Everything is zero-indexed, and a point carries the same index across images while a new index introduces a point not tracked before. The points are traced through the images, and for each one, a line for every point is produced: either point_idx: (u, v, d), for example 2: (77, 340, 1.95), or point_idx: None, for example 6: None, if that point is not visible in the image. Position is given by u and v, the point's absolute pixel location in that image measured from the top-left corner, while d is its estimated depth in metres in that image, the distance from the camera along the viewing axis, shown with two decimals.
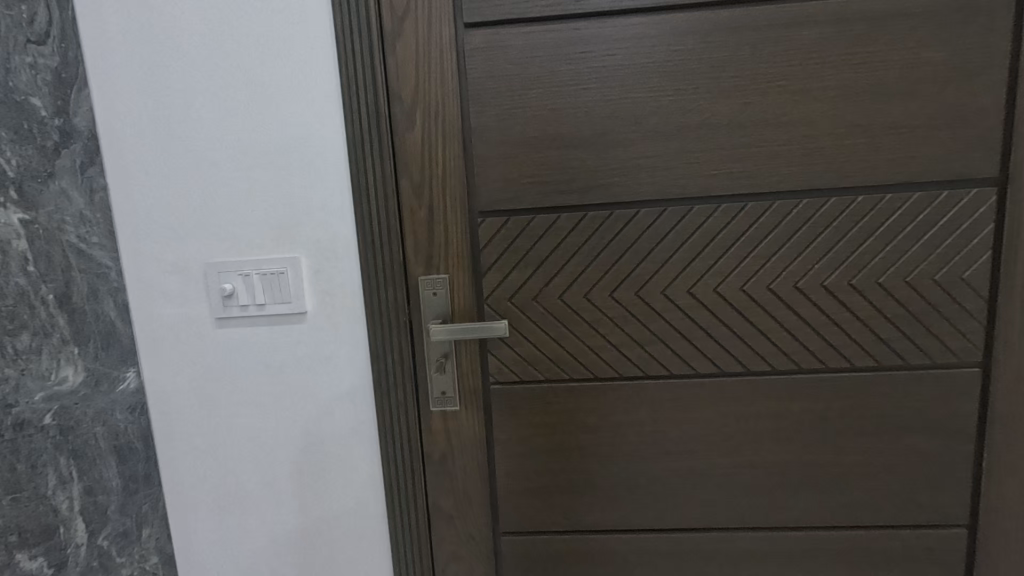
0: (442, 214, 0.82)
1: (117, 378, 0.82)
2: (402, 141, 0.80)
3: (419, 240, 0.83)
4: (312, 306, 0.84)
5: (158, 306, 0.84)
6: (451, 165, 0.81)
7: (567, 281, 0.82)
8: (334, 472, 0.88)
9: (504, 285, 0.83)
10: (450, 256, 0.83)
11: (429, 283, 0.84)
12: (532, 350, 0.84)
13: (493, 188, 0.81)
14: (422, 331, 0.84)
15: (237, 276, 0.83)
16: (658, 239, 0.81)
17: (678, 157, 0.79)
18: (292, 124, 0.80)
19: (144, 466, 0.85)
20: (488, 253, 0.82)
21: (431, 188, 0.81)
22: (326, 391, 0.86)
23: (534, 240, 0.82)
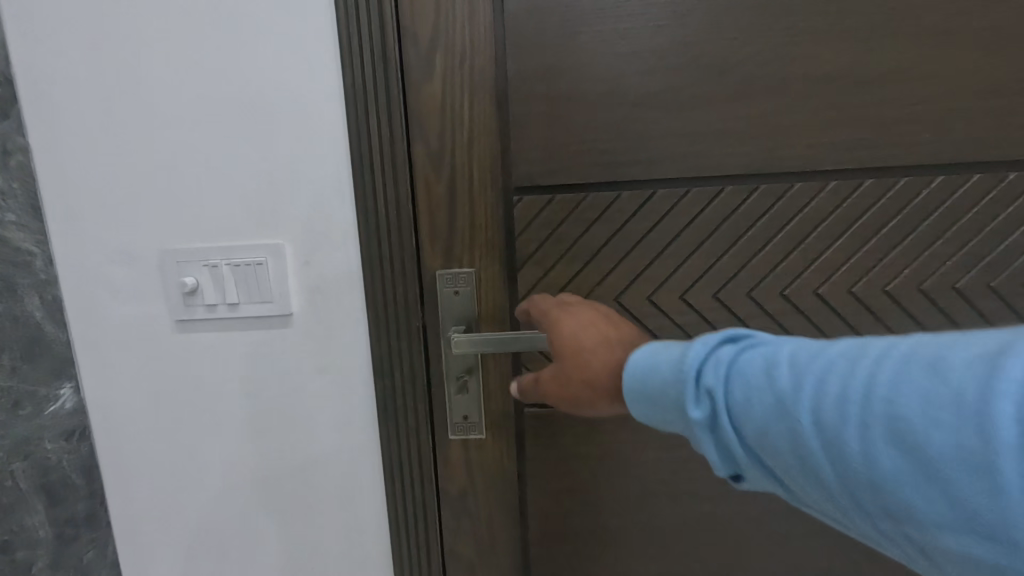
0: (467, 191, 0.63)
1: (47, 398, 0.63)
2: (416, 93, 0.61)
3: (437, 224, 0.64)
4: (299, 306, 0.65)
5: (101, 304, 0.66)
6: (480, 125, 0.62)
7: (626, 279, 0.64)
8: (327, 511, 0.71)
9: (544, 283, 0.65)
10: (477, 245, 0.64)
11: (450, 279, 0.65)
12: None
13: (533, 158, 0.63)
14: (440, 340, 0.66)
15: (201, 267, 0.64)
16: (747, 228, 0.62)
17: (775, 122, 0.61)
18: (271, 68, 0.61)
19: (86, 505, 0.67)
20: (524, 242, 0.64)
21: (452, 155, 0.62)
22: (317, 414, 0.68)
23: (585, 226, 0.64)
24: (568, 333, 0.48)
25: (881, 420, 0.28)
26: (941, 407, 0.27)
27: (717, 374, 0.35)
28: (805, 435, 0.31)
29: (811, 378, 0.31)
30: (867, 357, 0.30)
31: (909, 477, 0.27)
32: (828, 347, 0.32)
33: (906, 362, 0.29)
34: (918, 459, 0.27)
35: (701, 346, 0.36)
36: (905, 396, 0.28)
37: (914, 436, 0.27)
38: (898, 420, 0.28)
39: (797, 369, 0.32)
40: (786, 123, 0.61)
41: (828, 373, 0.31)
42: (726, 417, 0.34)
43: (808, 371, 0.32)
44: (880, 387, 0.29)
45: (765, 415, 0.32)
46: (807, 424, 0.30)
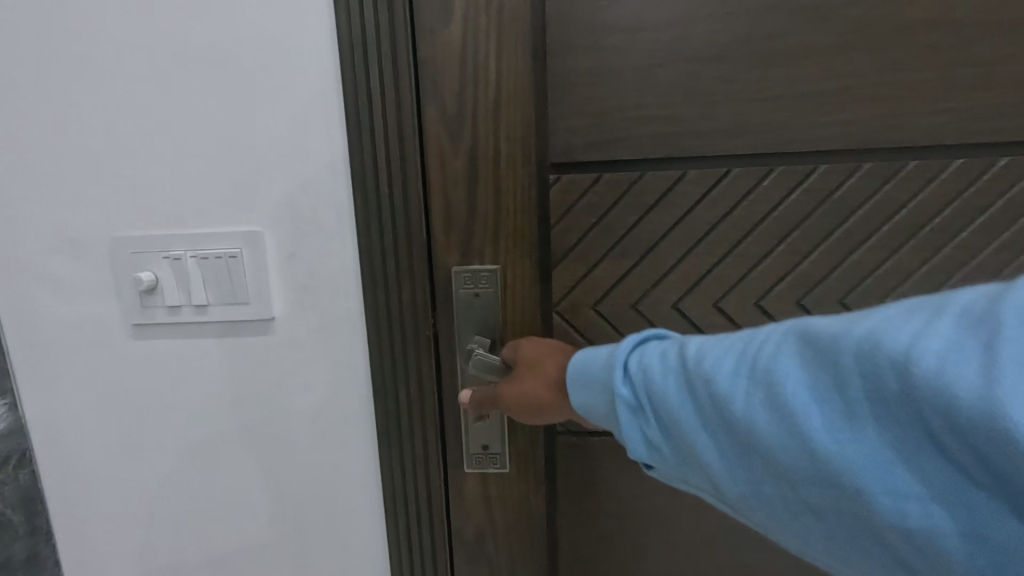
0: (492, 167, 0.51)
1: None
2: (428, 43, 0.49)
3: (453, 209, 0.51)
4: (284, 310, 0.53)
5: (41, 303, 0.54)
6: (510, 84, 0.49)
7: (689, 279, 0.53)
8: (317, 555, 0.59)
9: (586, 283, 0.54)
10: (503, 237, 0.52)
11: (469, 278, 0.53)
12: None
13: (574, 128, 0.51)
14: (455, 355, 0.54)
15: (162, 261, 0.52)
16: (838, 216, 0.52)
17: (876, 88, 0.49)
18: (245, 11, 0.48)
19: (26, 545, 0.56)
20: (564, 233, 0.53)
21: (474, 124, 0.50)
22: (305, 441, 0.56)
23: (640, 213, 0.52)
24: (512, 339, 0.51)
25: (764, 390, 0.28)
26: (815, 375, 0.27)
27: (635, 363, 0.34)
28: (693, 411, 0.31)
29: (705, 355, 0.31)
30: (756, 336, 0.30)
31: (783, 443, 0.28)
32: (728, 332, 0.32)
33: (787, 333, 0.29)
34: (790, 425, 0.27)
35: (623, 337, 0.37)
36: (782, 366, 0.28)
37: (785, 402, 0.27)
38: (773, 389, 0.28)
39: (694, 345, 0.32)
40: (889, 90, 0.49)
41: (715, 350, 0.31)
42: (642, 401, 0.33)
43: (702, 348, 0.32)
44: (773, 364, 0.28)
45: (668, 395, 0.32)
46: (695, 398, 0.31)
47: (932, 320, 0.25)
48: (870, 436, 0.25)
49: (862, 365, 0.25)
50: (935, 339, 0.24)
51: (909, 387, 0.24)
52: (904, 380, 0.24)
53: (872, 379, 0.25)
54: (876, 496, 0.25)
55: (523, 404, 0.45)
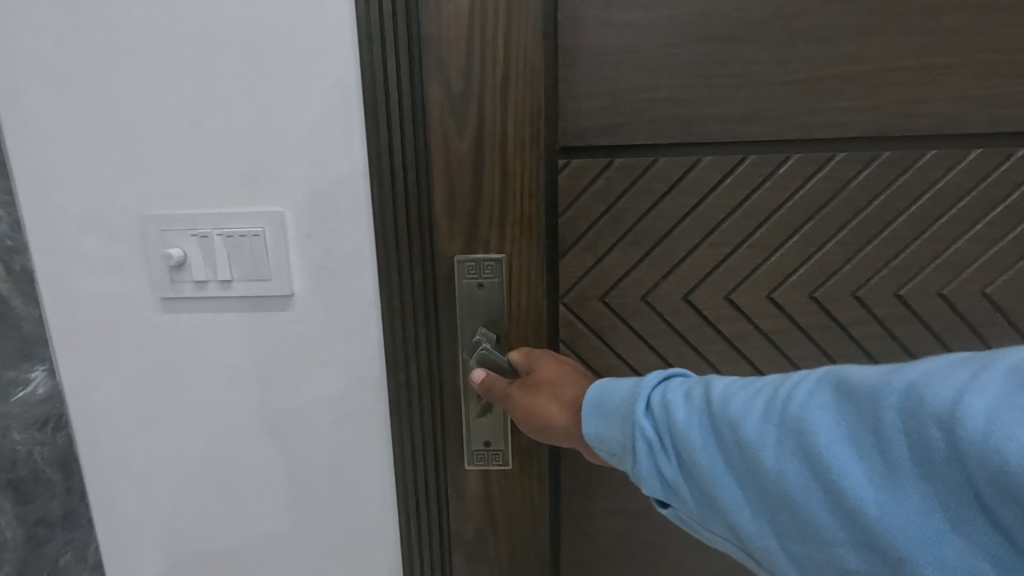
0: (496, 156, 0.53)
1: (17, 382, 0.55)
2: (432, 30, 0.50)
3: (457, 197, 0.54)
4: (302, 287, 0.56)
5: (76, 278, 0.57)
6: (515, 76, 0.51)
7: (694, 267, 0.58)
8: (328, 518, 0.62)
9: (595, 274, 0.59)
10: (509, 225, 0.54)
11: (472, 267, 0.55)
12: (621, 355, 0.61)
13: (588, 118, 0.56)
14: (458, 337, 0.57)
15: (190, 238, 0.55)
16: (834, 206, 0.56)
17: (860, 83, 0.54)
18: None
19: (62, 503, 0.60)
20: (572, 220, 0.58)
21: (479, 110, 0.52)
22: (322, 412, 0.60)
23: (649, 202, 0.57)
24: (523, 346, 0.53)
25: (796, 441, 0.30)
26: (851, 428, 0.29)
27: (665, 403, 0.37)
28: (723, 455, 0.33)
29: (732, 400, 0.33)
30: (787, 384, 0.32)
31: (816, 493, 0.30)
32: (756, 380, 0.34)
33: (820, 382, 0.31)
34: (822, 477, 0.29)
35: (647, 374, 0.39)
36: (814, 415, 0.30)
37: (818, 451, 0.29)
38: (807, 438, 0.30)
39: (723, 388, 0.34)
40: (874, 83, 0.54)
41: (744, 395, 0.33)
42: (665, 439, 0.36)
43: (728, 392, 0.34)
44: (805, 416, 0.30)
45: (697, 437, 0.34)
46: (725, 443, 0.33)
47: (977, 375, 0.26)
48: (910, 494, 0.27)
49: (905, 420, 0.27)
50: (979, 399, 0.26)
51: (957, 445, 0.26)
52: (951, 439, 0.26)
53: (914, 434, 0.27)
54: (907, 547, 0.27)
55: (531, 412, 0.46)
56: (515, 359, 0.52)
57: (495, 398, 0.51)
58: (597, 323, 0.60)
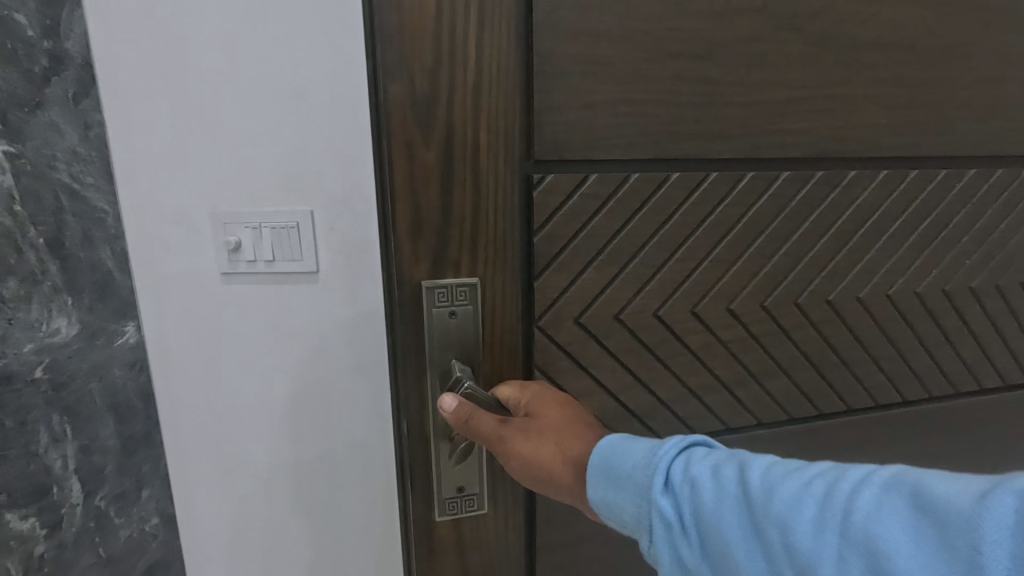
0: (461, 187, 0.60)
1: (114, 332, 0.76)
2: (399, 60, 0.55)
3: (420, 223, 0.60)
4: (326, 265, 0.77)
5: (156, 258, 0.76)
6: (471, 119, 0.59)
7: (647, 280, 0.69)
8: (343, 439, 0.84)
9: (569, 292, 0.66)
10: (480, 246, 0.63)
11: (443, 294, 0.63)
12: (592, 346, 0.69)
13: (566, 136, 0.62)
14: (425, 348, 0.64)
15: (244, 229, 0.76)
16: (773, 225, 0.72)
17: (770, 118, 0.69)
18: (309, 62, 0.72)
19: (143, 426, 0.79)
20: (547, 240, 0.64)
21: (445, 118, 0.58)
22: (341, 360, 0.81)
23: (627, 215, 0.66)
24: (517, 387, 0.62)
25: (858, 548, 0.33)
26: (922, 543, 0.31)
27: (716, 489, 0.40)
28: (787, 553, 0.35)
29: (785, 497, 0.37)
30: (846, 487, 0.35)
31: None
32: (812, 477, 0.37)
33: (888, 490, 0.33)
34: None
35: (672, 447, 0.45)
36: (878, 524, 0.32)
37: (885, 560, 0.31)
38: (871, 548, 0.32)
39: (762, 480, 0.39)
40: (779, 120, 0.69)
41: (800, 493, 0.36)
42: (714, 518, 0.40)
43: (781, 488, 0.37)
44: (868, 520, 0.33)
45: (738, 522, 0.38)
46: (786, 542, 0.36)
47: None
48: None
49: (998, 546, 0.28)
50: None
51: None
52: None
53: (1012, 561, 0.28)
54: None
55: (531, 457, 0.57)
56: (510, 400, 0.62)
57: (486, 437, 0.60)
58: (567, 331, 0.67)
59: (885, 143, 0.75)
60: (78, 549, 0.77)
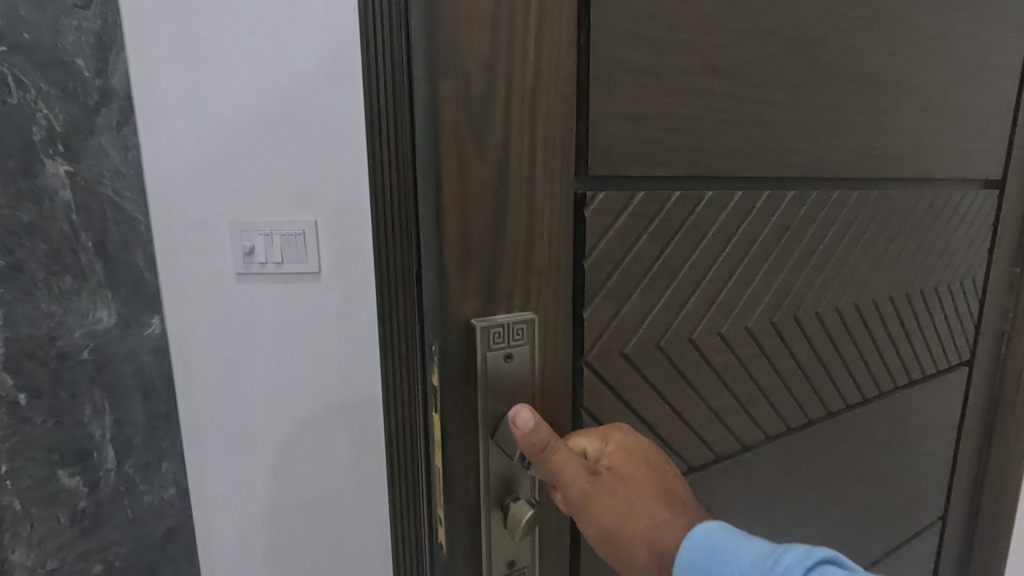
0: (517, 196, 0.37)
1: (144, 323, 0.89)
2: (449, 15, 0.32)
3: (467, 254, 0.36)
4: (327, 267, 0.91)
5: (182, 259, 0.89)
6: (537, 95, 0.37)
7: (708, 308, 0.52)
8: (342, 417, 0.97)
9: (616, 329, 0.46)
10: (535, 283, 0.40)
11: (499, 334, 0.38)
12: (644, 406, 0.50)
13: (622, 146, 0.43)
14: (476, 432, 0.39)
15: (259, 236, 0.89)
16: (806, 239, 0.59)
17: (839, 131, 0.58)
18: (316, 97, 0.86)
19: (166, 406, 0.93)
20: (600, 265, 0.43)
21: (503, 115, 0.35)
22: (341, 348, 0.94)
23: (668, 239, 0.47)
24: (598, 433, 0.40)
25: None
26: None
27: None
28: None
29: None
30: None
31: None
32: None
33: None
34: None
35: (796, 567, 0.32)
36: None
37: None
38: None
39: None
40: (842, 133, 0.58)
41: None
42: None
43: None
44: None
45: None
46: None
47: None
48: None
49: None
50: None
51: None
52: None
53: None
54: None
55: (610, 539, 0.37)
56: (587, 452, 0.39)
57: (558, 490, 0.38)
58: (620, 395, 0.47)
59: (917, 165, 0.68)
60: (111, 510, 0.91)
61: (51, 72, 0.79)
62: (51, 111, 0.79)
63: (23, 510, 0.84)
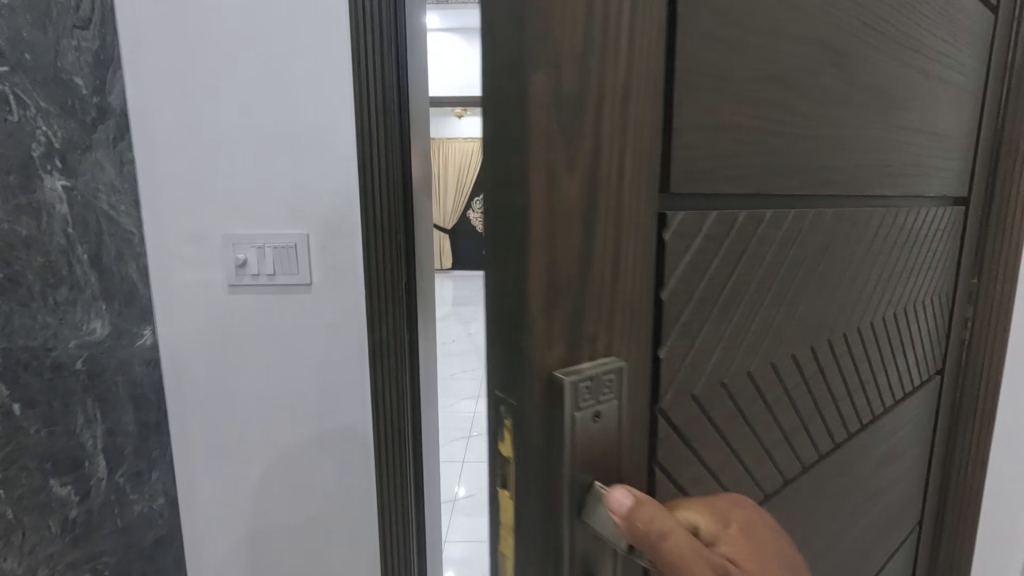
0: (605, 224, 0.31)
1: (136, 334, 0.91)
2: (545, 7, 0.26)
3: (558, 293, 0.30)
4: (317, 279, 0.93)
5: (174, 270, 0.93)
6: (630, 104, 0.31)
7: (762, 337, 0.48)
8: (330, 428, 0.99)
9: (685, 368, 0.40)
10: (618, 322, 0.33)
11: (589, 389, 0.32)
12: (705, 449, 0.44)
13: (700, 162, 0.37)
14: (562, 512, 0.31)
15: (251, 248, 0.92)
16: (841, 257, 0.56)
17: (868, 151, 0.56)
18: (307, 114, 0.88)
19: (156, 415, 0.95)
20: (676, 296, 0.38)
21: (595, 123, 0.30)
22: (331, 359, 0.96)
23: (732, 263, 0.42)
24: (715, 510, 0.36)
25: None
26: None
27: None
28: None
29: None
30: None
31: None
32: None
33: None
34: None
35: None
36: None
37: None
38: None
39: None
40: (872, 151, 0.56)
41: None
42: None
43: None
44: None
45: None
46: None
47: None
48: None
49: None
50: None
51: None
52: None
53: None
54: None
55: None
56: (702, 530, 0.34)
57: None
58: (686, 440, 0.42)
59: (921, 185, 0.69)
60: (102, 519, 0.88)
61: (50, 89, 0.77)
62: (50, 128, 0.77)
63: (14, 519, 0.76)
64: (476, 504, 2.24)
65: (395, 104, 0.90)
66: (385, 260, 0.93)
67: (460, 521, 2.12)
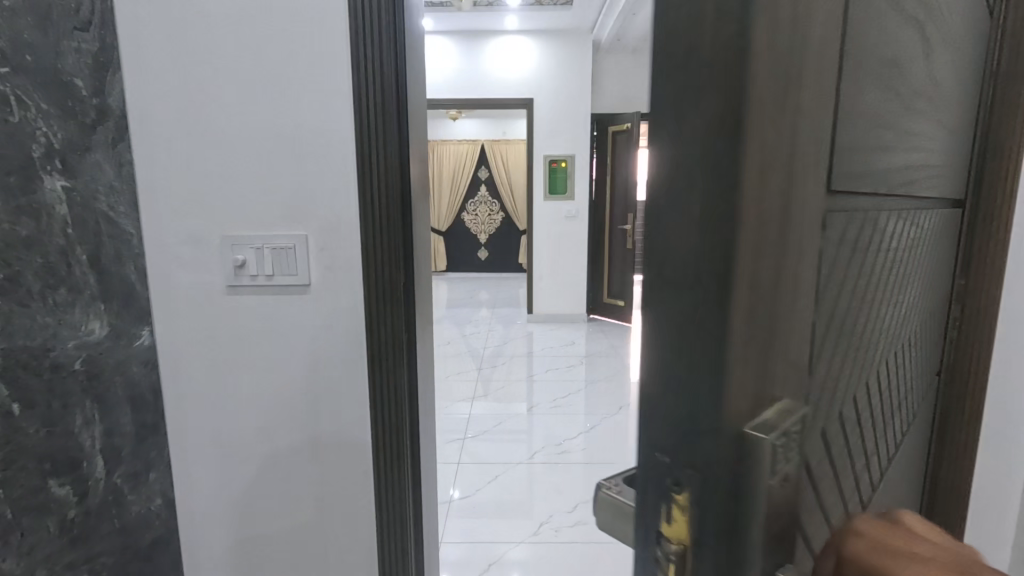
0: (787, 260, 0.29)
1: (135, 335, 0.92)
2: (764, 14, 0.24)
3: (749, 337, 0.27)
4: (315, 280, 0.94)
5: (174, 271, 0.93)
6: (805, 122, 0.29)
7: (858, 335, 0.40)
8: (327, 427, 0.99)
9: (797, 376, 0.32)
10: (784, 360, 0.30)
11: (783, 445, 0.28)
12: (822, 476, 0.35)
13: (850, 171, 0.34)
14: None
15: (249, 249, 0.92)
16: (914, 245, 0.50)
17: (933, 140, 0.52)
18: (307, 117, 0.89)
19: (153, 416, 0.96)
20: (823, 323, 0.34)
21: (784, 142, 0.27)
22: (329, 359, 0.97)
23: (843, 247, 0.35)
24: None
25: None
26: None
27: None
28: None
29: None
30: None
31: None
32: None
33: None
34: None
35: None
36: None
37: None
38: None
39: None
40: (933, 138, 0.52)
41: None
42: None
43: None
44: None
45: None
46: None
47: None
48: None
49: None
50: None
51: None
52: None
53: None
54: None
55: None
56: None
57: None
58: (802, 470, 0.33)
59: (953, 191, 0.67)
60: (99, 520, 0.87)
61: (50, 90, 0.76)
62: (50, 129, 0.76)
63: (14, 519, 0.74)
64: (471, 506, 2.24)
65: (394, 104, 0.89)
66: (384, 259, 0.93)
67: (455, 524, 2.11)
